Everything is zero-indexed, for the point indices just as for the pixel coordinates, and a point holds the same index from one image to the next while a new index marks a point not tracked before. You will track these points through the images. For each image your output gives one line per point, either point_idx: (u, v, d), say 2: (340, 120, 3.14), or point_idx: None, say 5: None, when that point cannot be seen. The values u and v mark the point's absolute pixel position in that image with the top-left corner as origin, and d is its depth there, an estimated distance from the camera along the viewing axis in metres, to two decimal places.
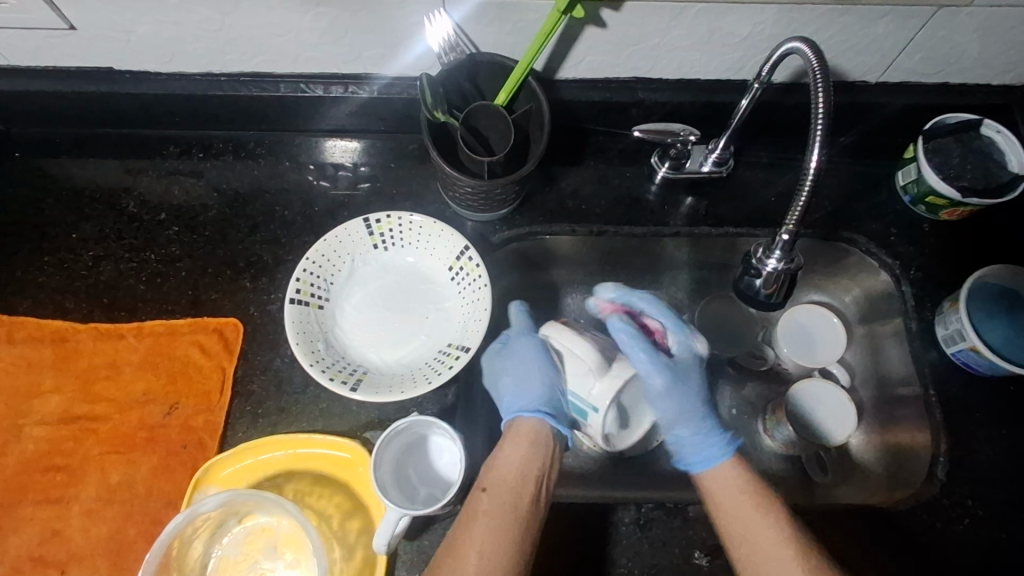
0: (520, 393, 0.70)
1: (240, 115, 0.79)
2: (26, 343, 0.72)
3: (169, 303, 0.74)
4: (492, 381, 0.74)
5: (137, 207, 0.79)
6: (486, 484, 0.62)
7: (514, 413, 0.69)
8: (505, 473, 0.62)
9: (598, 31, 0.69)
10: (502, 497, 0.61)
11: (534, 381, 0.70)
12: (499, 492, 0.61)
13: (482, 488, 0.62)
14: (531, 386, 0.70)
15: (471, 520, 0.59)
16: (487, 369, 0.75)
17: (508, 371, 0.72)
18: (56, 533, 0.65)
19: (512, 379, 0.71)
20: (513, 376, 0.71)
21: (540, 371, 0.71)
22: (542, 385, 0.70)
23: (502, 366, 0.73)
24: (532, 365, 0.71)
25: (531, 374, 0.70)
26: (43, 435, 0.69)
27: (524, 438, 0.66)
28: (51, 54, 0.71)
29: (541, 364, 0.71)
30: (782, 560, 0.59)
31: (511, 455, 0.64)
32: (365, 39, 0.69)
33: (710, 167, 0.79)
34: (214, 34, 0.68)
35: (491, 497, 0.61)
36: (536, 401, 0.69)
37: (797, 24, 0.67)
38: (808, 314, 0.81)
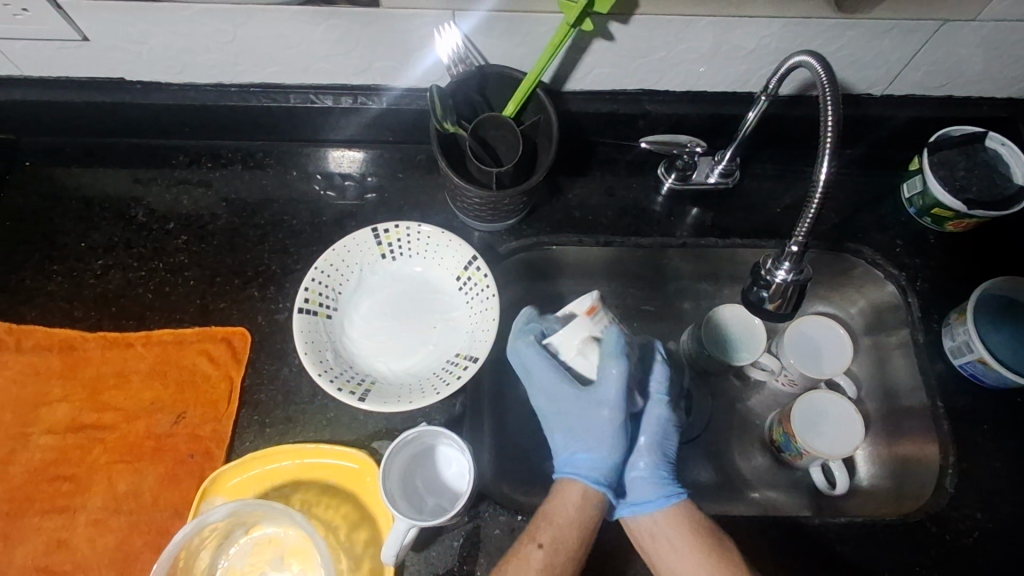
0: (587, 449, 0.66)
1: (249, 126, 0.80)
2: (34, 352, 0.72)
3: (177, 312, 0.74)
4: (557, 421, 0.69)
5: (146, 216, 0.80)
6: (545, 541, 0.60)
7: (569, 474, 0.65)
8: (568, 533, 0.61)
9: (606, 43, 0.69)
10: (559, 558, 0.60)
11: (600, 445, 0.66)
12: (558, 552, 0.60)
13: (540, 543, 0.60)
14: (598, 448, 0.66)
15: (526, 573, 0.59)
16: (553, 403, 0.68)
17: (576, 419, 0.67)
18: (62, 543, 0.65)
19: (579, 432, 0.67)
20: (580, 428, 0.67)
21: (608, 437, 0.65)
22: (607, 450, 0.66)
23: (569, 411, 0.67)
24: (599, 426, 0.65)
25: (600, 437, 0.65)
26: (50, 444, 0.69)
27: (579, 502, 0.63)
28: (64, 65, 0.72)
29: (612, 428, 0.65)
30: None
31: (574, 517, 0.62)
32: (375, 51, 0.70)
33: (716, 179, 0.80)
34: (225, 45, 0.69)
35: (547, 557, 0.60)
36: (597, 470, 0.65)
37: (803, 38, 0.68)
38: (813, 325, 0.81)
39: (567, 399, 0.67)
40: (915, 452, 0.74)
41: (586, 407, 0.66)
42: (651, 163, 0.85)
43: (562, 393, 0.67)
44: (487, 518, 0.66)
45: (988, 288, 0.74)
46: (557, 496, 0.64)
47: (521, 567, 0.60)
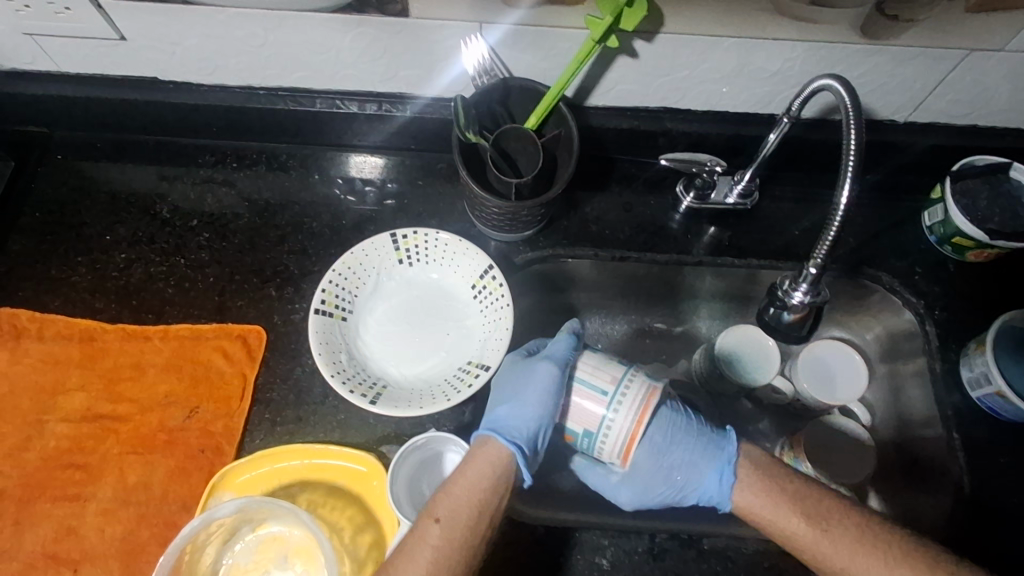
0: (509, 417, 0.64)
1: (275, 128, 0.81)
2: (55, 340, 0.73)
3: (195, 307, 0.75)
4: (493, 394, 0.68)
5: (170, 212, 0.81)
6: (441, 514, 0.56)
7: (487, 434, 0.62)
8: (464, 508, 0.56)
9: (629, 61, 0.70)
10: (455, 534, 0.55)
11: (532, 397, 0.64)
12: (453, 527, 0.55)
13: (436, 518, 0.55)
14: (524, 412, 0.63)
15: (417, 557, 0.54)
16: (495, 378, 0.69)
17: (521, 386, 0.65)
18: (71, 531, 0.65)
19: (518, 401, 0.64)
20: (512, 399, 0.65)
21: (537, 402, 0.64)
22: (539, 417, 0.63)
23: (511, 384, 0.66)
24: (537, 392, 0.63)
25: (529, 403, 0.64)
26: (65, 432, 0.69)
27: (485, 466, 0.59)
28: (99, 62, 0.74)
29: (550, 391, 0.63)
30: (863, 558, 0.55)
31: (474, 487, 0.57)
32: (403, 59, 0.71)
33: (735, 200, 0.79)
34: (258, 49, 0.70)
35: (442, 532, 0.55)
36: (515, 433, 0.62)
37: (828, 62, 0.68)
38: (829, 349, 0.79)
39: (506, 369, 0.68)
40: (927, 484, 0.73)
41: (531, 378, 0.65)
42: (670, 181, 0.85)
43: (511, 372, 0.67)
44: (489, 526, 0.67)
45: (1012, 319, 0.73)
46: (463, 463, 0.59)
47: (413, 549, 0.54)
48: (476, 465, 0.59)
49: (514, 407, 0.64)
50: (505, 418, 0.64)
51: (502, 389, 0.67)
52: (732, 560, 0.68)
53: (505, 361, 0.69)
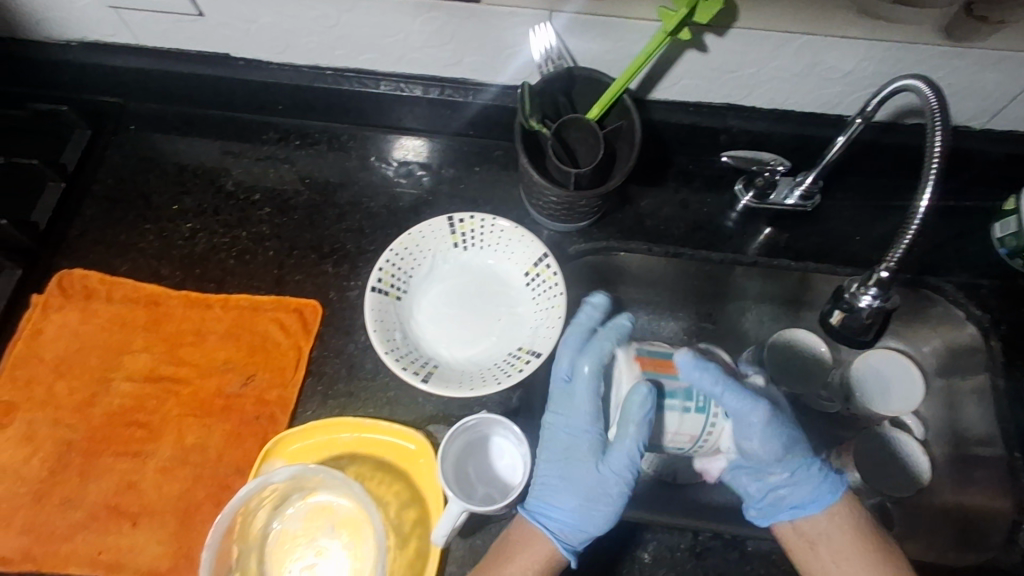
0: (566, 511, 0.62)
1: (337, 108, 0.83)
2: (122, 303, 0.76)
3: (255, 279, 0.78)
4: (546, 462, 0.66)
5: (234, 186, 0.84)
6: None
7: (541, 526, 0.62)
8: None
9: (698, 55, 0.70)
10: None
11: (597, 494, 0.62)
12: None
13: None
14: (583, 507, 0.62)
15: None
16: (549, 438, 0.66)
17: (583, 472, 0.63)
18: (131, 486, 0.68)
19: (581, 493, 0.63)
20: (569, 493, 0.63)
21: (601, 497, 0.62)
22: (596, 519, 0.62)
23: (569, 464, 0.64)
24: (603, 500, 0.62)
25: (591, 499, 0.62)
26: (129, 391, 0.72)
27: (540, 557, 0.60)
28: (176, 38, 0.76)
29: (612, 500, 0.62)
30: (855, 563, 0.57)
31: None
32: (469, 45, 0.72)
33: (795, 201, 0.78)
34: (329, 29, 0.72)
35: None
36: (569, 534, 0.62)
37: (906, 63, 0.66)
38: (883, 360, 0.76)
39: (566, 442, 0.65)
40: (982, 503, 0.71)
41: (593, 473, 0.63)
42: (728, 179, 0.84)
43: (573, 442, 0.65)
44: None
45: None
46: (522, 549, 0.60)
47: None
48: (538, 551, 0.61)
49: (571, 496, 0.63)
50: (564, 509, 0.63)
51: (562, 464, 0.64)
52: (775, 564, 0.67)
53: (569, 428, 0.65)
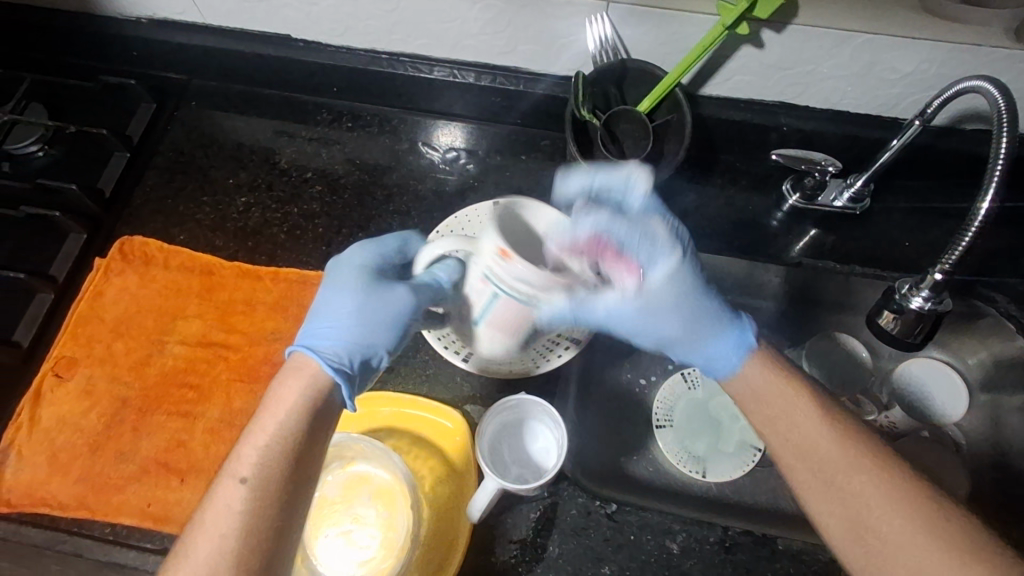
0: (338, 328, 0.58)
1: (390, 92, 0.85)
2: (178, 270, 0.79)
3: (304, 254, 0.80)
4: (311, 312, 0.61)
5: (288, 163, 0.86)
6: (248, 473, 0.48)
7: (307, 349, 0.56)
8: (263, 453, 0.49)
9: (754, 50, 0.69)
10: (266, 485, 0.48)
11: (382, 313, 0.59)
12: (264, 483, 0.48)
13: (240, 478, 0.48)
14: (354, 326, 0.58)
15: (222, 521, 0.47)
16: (333, 281, 0.62)
17: (372, 296, 0.59)
18: (181, 444, 0.71)
19: (353, 315, 0.59)
20: (331, 315, 0.59)
21: (382, 321, 0.59)
22: (354, 337, 0.58)
23: (331, 299, 0.61)
24: (380, 321, 0.59)
25: (367, 324, 0.58)
26: (181, 353, 0.75)
27: (296, 397, 0.52)
28: (241, 17, 0.79)
29: (390, 326, 0.59)
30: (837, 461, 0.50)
31: (280, 409, 0.51)
32: (524, 34, 0.73)
33: (844, 204, 0.78)
34: (388, 13, 0.73)
35: (249, 492, 0.48)
36: (338, 355, 0.57)
37: (971, 64, 0.65)
38: (923, 368, 0.76)
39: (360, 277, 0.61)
40: None
41: (387, 294, 0.59)
42: (775, 179, 0.84)
43: (359, 276, 0.61)
44: (565, 496, 0.69)
45: None
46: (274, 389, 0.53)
47: (221, 513, 0.47)
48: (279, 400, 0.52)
49: (351, 317, 0.59)
50: (338, 327, 0.58)
51: (342, 301, 0.60)
52: (806, 565, 0.67)
53: (352, 260, 0.63)
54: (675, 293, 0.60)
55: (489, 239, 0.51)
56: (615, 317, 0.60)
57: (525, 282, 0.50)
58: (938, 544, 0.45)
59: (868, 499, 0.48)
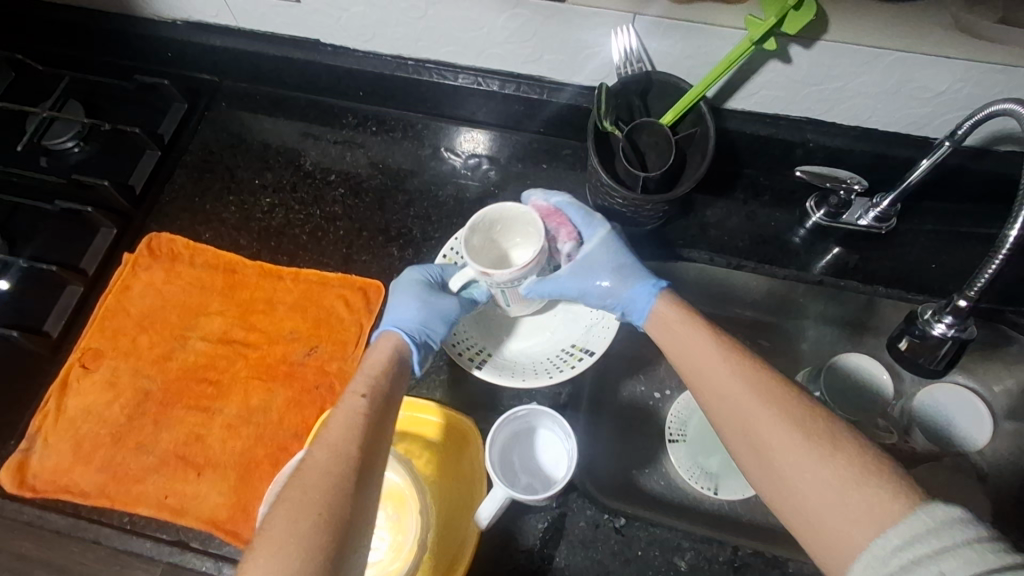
0: (409, 316, 0.65)
1: (415, 98, 0.86)
2: (203, 267, 0.81)
3: (325, 255, 0.81)
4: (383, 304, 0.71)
5: (313, 166, 0.88)
6: (366, 391, 0.55)
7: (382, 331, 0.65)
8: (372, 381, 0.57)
9: (781, 66, 0.69)
10: (376, 409, 0.55)
11: (439, 302, 0.66)
12: (375, 404, 0.55)
13: (362, 394, 0.55)
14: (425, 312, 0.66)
15: (342, 424, 0.52)
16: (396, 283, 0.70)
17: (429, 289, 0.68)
18: (199, 438, 0.72)
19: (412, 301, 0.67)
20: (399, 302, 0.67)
21: (440, 307, 0.66)
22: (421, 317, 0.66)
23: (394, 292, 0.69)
24: (434, 304, 0.66)
25: (428, 307, 0.66)
26: (203, 349, 0.77)
27: (383, 360, 0.61)
28: (272, 22, 0.81)
29: (450, 318, 0.67)
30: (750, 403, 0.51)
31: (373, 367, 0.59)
32: (549, 44, 0.73)
33: (869, 223, 0.77)
34: (416, 21, 0.74)
35: (368, 405, 0.54)
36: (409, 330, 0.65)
37: (1006, 86, 0.63)
38: (948, 395, 0.71)
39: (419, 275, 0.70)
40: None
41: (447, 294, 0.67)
42: (799, 195, 0.83)
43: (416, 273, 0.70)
44: (574, 508, 0.69)
45: None
46: (365, 357, 0.61)
47: (346, 419, 0.53)
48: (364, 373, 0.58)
49: (417, 309, 0.66)
50: (408, 316, 0.65)
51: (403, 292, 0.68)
52: None
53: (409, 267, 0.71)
54: (609, 253, 0.69)
55: (472, 264, 0.64)
56: (568, 286, 0.68)
57: (511, 278, 0.63)
58: (851, 492, 0.44)
59: (777, 437, 0.48)
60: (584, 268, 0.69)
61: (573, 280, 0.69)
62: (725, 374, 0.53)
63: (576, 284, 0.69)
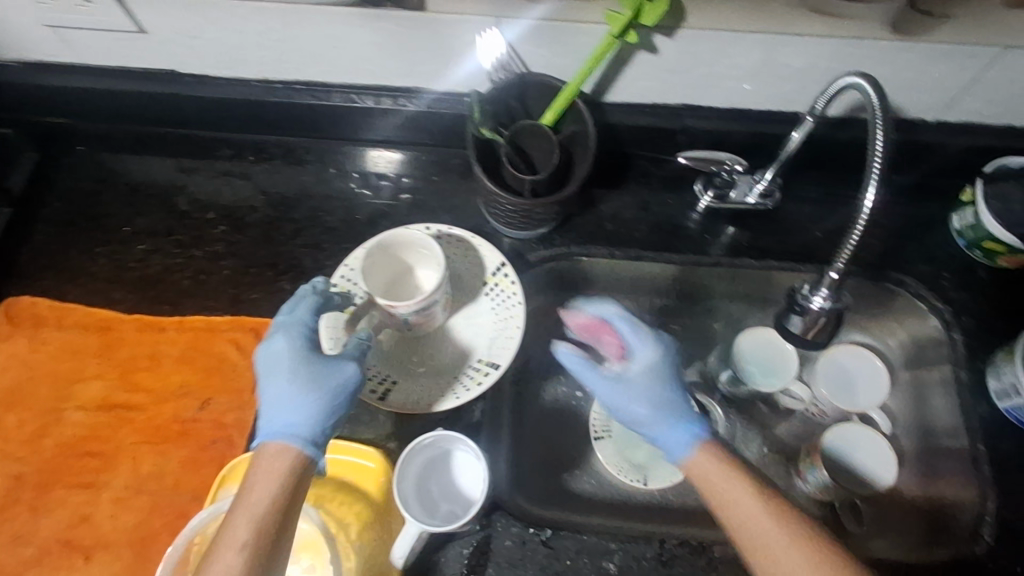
0: (296, 413, 0.59)
1: (291, 122, 0.81)
2: (73, 330, 0.75)
3: (211, 299, 0.76)
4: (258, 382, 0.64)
5: (188, 205, 0.81)
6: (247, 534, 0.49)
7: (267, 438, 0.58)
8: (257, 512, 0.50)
9: (649, 56, 0.69)
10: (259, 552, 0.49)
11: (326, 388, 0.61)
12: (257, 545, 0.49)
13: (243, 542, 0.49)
14: (317, 407, 0.59)
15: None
16: (265, 363, 0.63)
17: (312, 372, 0.62)
18: (85, 518, 0.67)
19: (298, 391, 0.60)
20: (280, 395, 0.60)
21: (330, 391, 0.61)
22: (310, 412, 0.59)
23: (270, 380, 0.62)
24: (323, 390, 0.61)
25: (315, 398, 0.60)
26: (81, 420, 0.71)
27: (267, 481, 0.52)
28: (120, 54, 0.74)
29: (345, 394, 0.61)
30: (758, 518, 0.52)
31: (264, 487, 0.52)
32: (419, 54, 0.71)
33: (755, 200, 0.76)
34: (278, 42, 0.70)
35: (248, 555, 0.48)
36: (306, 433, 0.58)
37: (857, 59, 0.66)
38: (851, 354, 0.76)
39: (293, 355, 0.63)
40: (949, 495, 0.70)
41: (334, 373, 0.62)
42: (689, 179, 0.83)
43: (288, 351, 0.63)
44: (499, 528, 0.67)
45: None
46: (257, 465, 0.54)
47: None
48: (246, 510, 0.50)
49: (305, 403, 0.59)
50: (295, 413, 0.59)
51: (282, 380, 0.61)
52: (742, 569, 0.66)
53: (274, 346, 0.63)
54: (655, 377, 0.67)
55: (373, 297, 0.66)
56: (609, 399, 0.67)
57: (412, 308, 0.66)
58: None
59: (788, 559, 0.51)
60: (627, 388, 0.67)
61: (613, 396, 0.67)
62: (738, 486, 0.55)
63: (606, 398, 0.67)
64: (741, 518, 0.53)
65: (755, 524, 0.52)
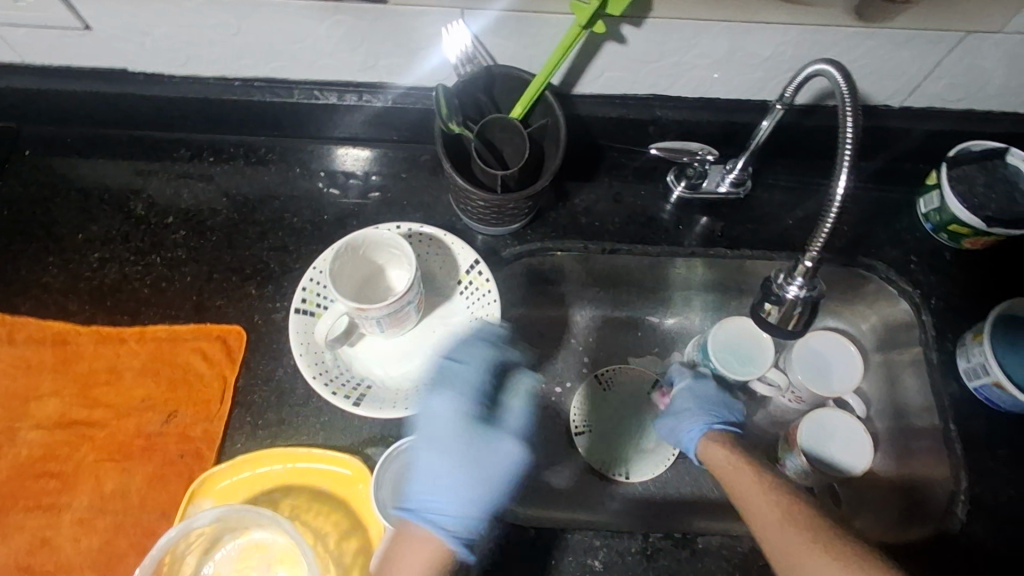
0: (450, 496, 0.61)
1: (252, 121, 0.78)
2: (26, 345, 0.71)
3: (173, 307, 0.73)
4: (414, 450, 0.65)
5: (145, 209, 0.78)
6: None
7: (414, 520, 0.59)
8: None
9: (617, 47, 0.68)
10: None
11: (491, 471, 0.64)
12: None
13: None
14: (473, 491, 0.62)
15: None
16: (427, 430, 0.65)
17: (474, 452, 0.64)
18: (46, 542, 0.64)
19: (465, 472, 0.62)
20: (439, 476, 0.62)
21: (491, 477, 0.63)
22: (475, 500, 0.61)
23: (433, 456, 0.63)
24: (484, 472, 0.63)
25: (474, 484, 0.62)
26: (38, 439, 0.68)
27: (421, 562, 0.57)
28: (65, 53, 0.71)
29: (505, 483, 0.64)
30: (776, 525, 0.56)
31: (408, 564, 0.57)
32: (382, 49, 0.69)
33: (727, 188, 0.78)
34: (233, 38, 0.68)
35: None
36: (459, 524, 0.60)
37: (823, 46, 0.66)
38: (825, 341, 0.77)
39: (457, 431, 0.64)
40: (922, 476, 0.71)
41: (495, 454, 0.65)
42: (661, 170, 0.82)
43: (451, 422, 0.65)
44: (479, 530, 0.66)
45: (1009, 308, 0.71)
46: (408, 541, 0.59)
47: None
48: None
49: (468, 490, 0.61)
50: (458, 498, 0.60)
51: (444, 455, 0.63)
52: (725, 558, 0.67)
53: (437, 410, 0.66)
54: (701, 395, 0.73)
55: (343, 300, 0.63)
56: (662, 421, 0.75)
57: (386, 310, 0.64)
58: None
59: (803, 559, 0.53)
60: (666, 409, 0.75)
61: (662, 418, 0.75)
62: (759, 499, 0.59)
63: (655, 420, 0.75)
64: (767, 529, 0.57)
65: (775, 533, 0.56)
